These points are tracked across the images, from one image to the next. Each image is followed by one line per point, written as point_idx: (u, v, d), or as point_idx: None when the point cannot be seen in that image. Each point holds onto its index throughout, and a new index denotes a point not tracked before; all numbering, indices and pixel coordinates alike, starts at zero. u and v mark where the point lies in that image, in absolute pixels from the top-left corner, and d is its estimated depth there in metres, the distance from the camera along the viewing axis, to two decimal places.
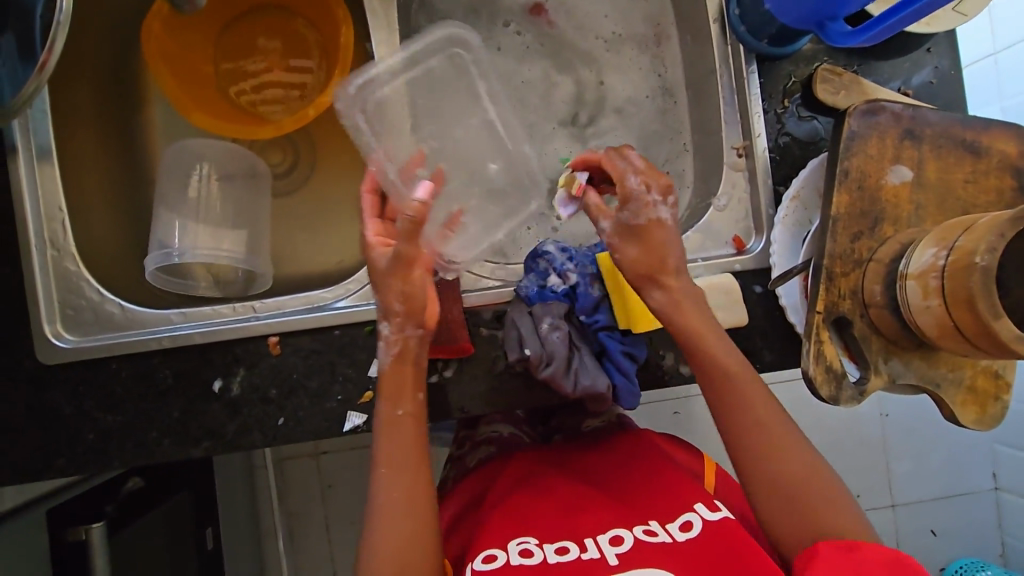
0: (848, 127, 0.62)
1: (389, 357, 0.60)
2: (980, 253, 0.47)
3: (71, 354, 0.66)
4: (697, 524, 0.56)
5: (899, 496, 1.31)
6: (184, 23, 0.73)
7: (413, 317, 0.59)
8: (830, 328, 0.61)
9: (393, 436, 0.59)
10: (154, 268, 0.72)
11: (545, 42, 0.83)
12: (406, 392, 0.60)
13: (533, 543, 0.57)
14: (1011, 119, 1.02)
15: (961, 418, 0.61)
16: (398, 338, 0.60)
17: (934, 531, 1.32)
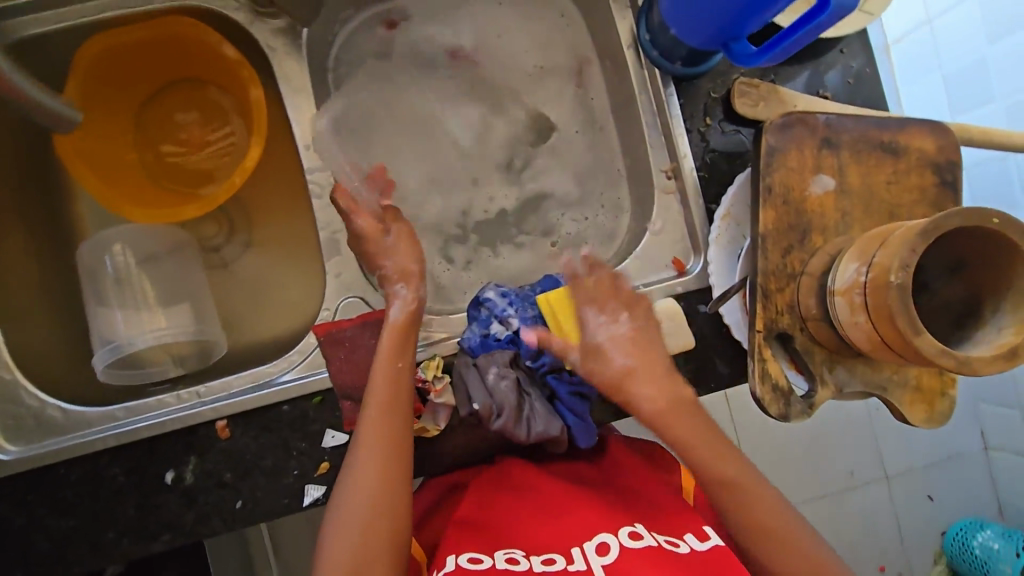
0: (767, 143, 0.61)
1: (403, 313, 0.64)
2: (894, 270, 0.46)
3: (15, 466, 0.65)
4: (685, 548, 0.55)
5: (892, 467, 1.32)
6: (95, 118, 0.71)
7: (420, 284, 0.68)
8: (774, 344, 0.62)
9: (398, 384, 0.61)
10: (104, 366, 0.71)
11: (470, 82, 0.82)
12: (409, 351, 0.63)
13: (519, 552, 0.56)
14: (951, 88, 1.01)
15: (911, 418, 0.61)
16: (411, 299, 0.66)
17: (931, 497, 1.33)
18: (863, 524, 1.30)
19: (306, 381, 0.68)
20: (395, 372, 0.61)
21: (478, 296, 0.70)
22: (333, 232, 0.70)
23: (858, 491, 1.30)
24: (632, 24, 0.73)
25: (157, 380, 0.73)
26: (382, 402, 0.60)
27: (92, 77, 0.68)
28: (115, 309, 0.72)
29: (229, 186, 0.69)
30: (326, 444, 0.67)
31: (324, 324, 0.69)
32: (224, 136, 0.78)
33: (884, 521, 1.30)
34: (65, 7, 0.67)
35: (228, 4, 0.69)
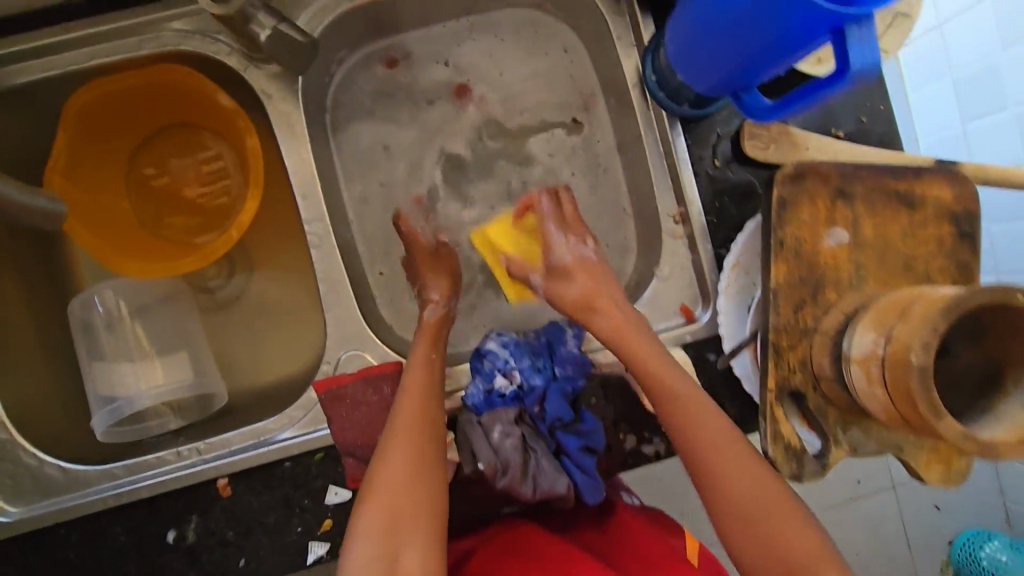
0: (777, 197, 0.59)
1: (435, 315, 0.69)
2: (915, 350, 0.44)
3: (15, 529, 0.64)
4: None
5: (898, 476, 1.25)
6: (88, 164, 0.69)
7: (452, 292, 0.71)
8: (786, 402, 0.60)
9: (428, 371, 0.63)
10: (105, 429, 0.69)
11: (469, 119, 0.79)
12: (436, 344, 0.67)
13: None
14: None
15: (926, 478, 0.60)
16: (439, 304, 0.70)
17: (936, 506, 1.27)
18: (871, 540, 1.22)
19: (306, 439, 0.67)
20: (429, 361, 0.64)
21: (480, 348, 0.68)
22: (333, 283, 0.69)
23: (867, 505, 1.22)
24: (638, 61, 0.69)
25: (156, 433, 0.72)
26: (414, 386, 0.61)
27: (82, 125, 0.67)
28: (111, 367, 0.70)
29: (225, 239, 0.68)
30: (329, 501, 0.66)
31: (324, 380, 0.67)
32: (219, 180, 0.76)
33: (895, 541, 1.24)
34: (53, 56, 0.65)
35: (220, 49, 0.67)
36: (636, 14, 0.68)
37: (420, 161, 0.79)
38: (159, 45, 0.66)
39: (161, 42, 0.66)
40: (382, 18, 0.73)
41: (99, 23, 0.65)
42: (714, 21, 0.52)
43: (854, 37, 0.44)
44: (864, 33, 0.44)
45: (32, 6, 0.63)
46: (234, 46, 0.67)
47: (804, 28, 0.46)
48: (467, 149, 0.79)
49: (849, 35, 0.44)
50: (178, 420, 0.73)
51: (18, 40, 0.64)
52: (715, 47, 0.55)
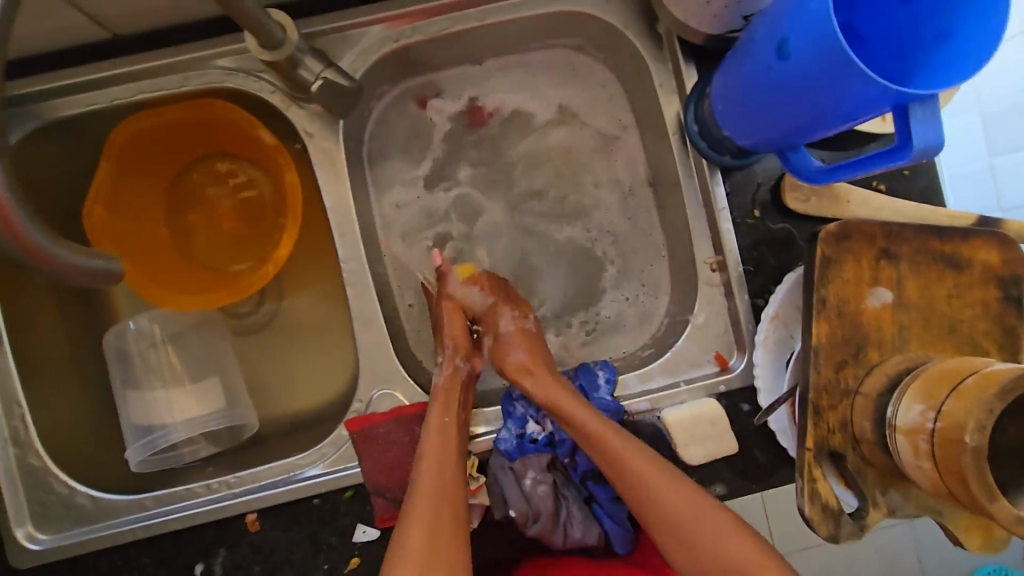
0: (821, 255, 0.59)
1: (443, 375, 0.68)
2: (969, 431, 0.44)
3: (45, 557, 0.65)
4: None
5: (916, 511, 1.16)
6: (127, 194, 0.70)
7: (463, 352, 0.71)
8: (825, 462, 0.59)
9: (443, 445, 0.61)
10: (141, 459, 0.70)
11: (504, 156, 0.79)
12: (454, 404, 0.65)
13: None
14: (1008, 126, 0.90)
15: (967, 545, 0.58)
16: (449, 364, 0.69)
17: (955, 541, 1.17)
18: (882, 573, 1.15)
19: (336, 476, 0.66)
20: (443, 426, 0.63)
21: (510, 392, 0.69)
22: (367, 321, 0.69)
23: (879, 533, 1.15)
24: (680, 109, 0.69)
25: (189, 460, 0.73)
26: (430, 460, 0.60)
27: (124, 156, 0.68)
28: (145, 401, 0.70)
29: (262, 274, 0.68)
30: (356, 539, 0.66)
31: (357, 418, 0.68)
32: (255, 210, 0.76)
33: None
34: (98, 90, 0.65)
35: (264, 87, 0.67)
36: (679, 62, 0.68)
37: (454, 195, 0.78)
38: (204, 81, 0.66)
39: (206, 79, 0.66)
40: (423, 56, 0.72)
41: (144, 59, 0.65)
42: (769, 87, 0.52)
43: (917, 116, 0.44)
44: (928, 111, 0.44)
45: (82, 41, 0.64)
46: (278, 85, 0.67)
47: (864, 103, 0.46)
48: (502, 184, 0.79)
49: (912, 114, 0.44)
50: (211, 446, 0.74)
51: (64, 74, 0.64)
52: (766, 110, 0.55)
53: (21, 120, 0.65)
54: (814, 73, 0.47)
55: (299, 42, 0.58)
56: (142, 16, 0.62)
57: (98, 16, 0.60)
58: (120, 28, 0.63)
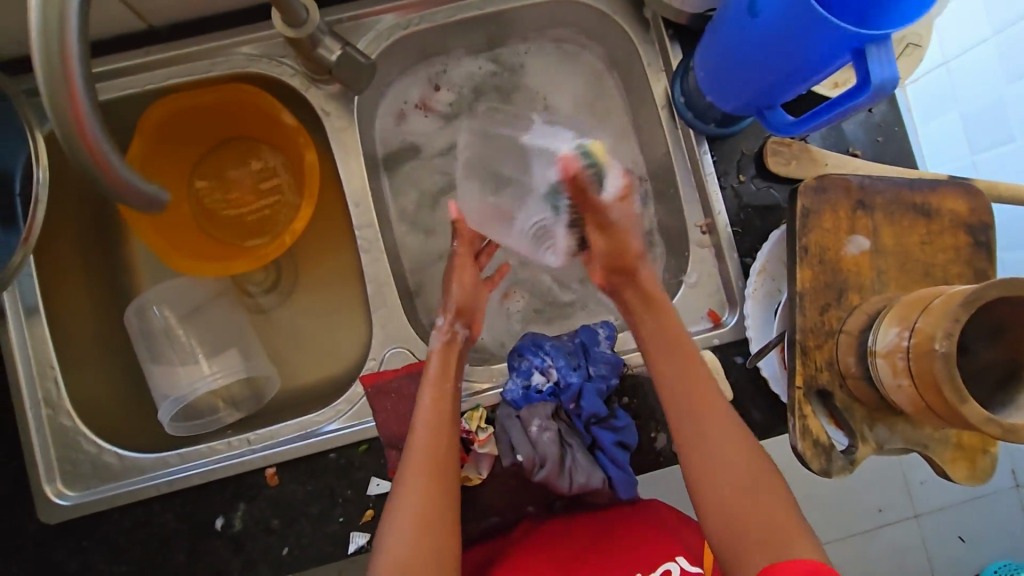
0: (801, 206, 0.64)
1: (440, 341, 0.68)
2: (938, 339, 0.48)
3: (72, 512, 0.67)
4: None
5: (921, 505, 1.16)
6: (155, 168, 0.75)
7: (463, 317, 0.70)
8: (814, 401, 0.63)
9: (442, 406, 0.63)
10: (169, 420, 0.73)
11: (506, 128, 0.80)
12: (450, 373, 0.66)
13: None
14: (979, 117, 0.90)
15: (952, 475, 0.62)
16: (448, 330, 0.69)
17: (962, 537, 1.17)
18: (886, 566, 1.15)
19: (351, 431, 0.70)
20: (441, 392, 0.64)
21: (516, 347, 0.71)
22: (381, 285, 0.73)
23: (883, 527, 1.15)
24: (667, 86, 0.75)
25: (216, 426, 0.76)
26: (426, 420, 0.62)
27: (157, 133, 0.73)
28: (175, 364, 0.75)
29: (278, 244, 0.72)
30: (370, 491, 0.68)
31: (370, 374, 0.72)
32: (274, 189, 0.81)
33: (913, 558, 1.15)
34: (133, 75, 0.72)
35: (285, 71, 0.73)
36: (666, 43, 0.75)
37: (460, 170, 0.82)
38: (232, 66, 0.72)
39: (232, 64, 0.72)
40: (431, 40, 0.77)
41: (176, 47, 0.71)
42: (742, 48, 0.58)
43: (873, 56, 0.49)
44: (883, 53, 0.50)
45: (121, 31, 0.70)
46: (298, 68, 0.73)
47: (828, 52, 0.52)
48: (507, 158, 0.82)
49: (869, 55, 0.49)
50: (235, 411, 0.76)
51: (102, 61, 0.71)
52: (741, 70, 0.60)
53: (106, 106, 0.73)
54: (780, 28, 0.52)
55: (319, 23, 0.64)
56: (178, 7, 0.69)
57: (139, 8, 0.67)
58: (155, 18, 0.70)
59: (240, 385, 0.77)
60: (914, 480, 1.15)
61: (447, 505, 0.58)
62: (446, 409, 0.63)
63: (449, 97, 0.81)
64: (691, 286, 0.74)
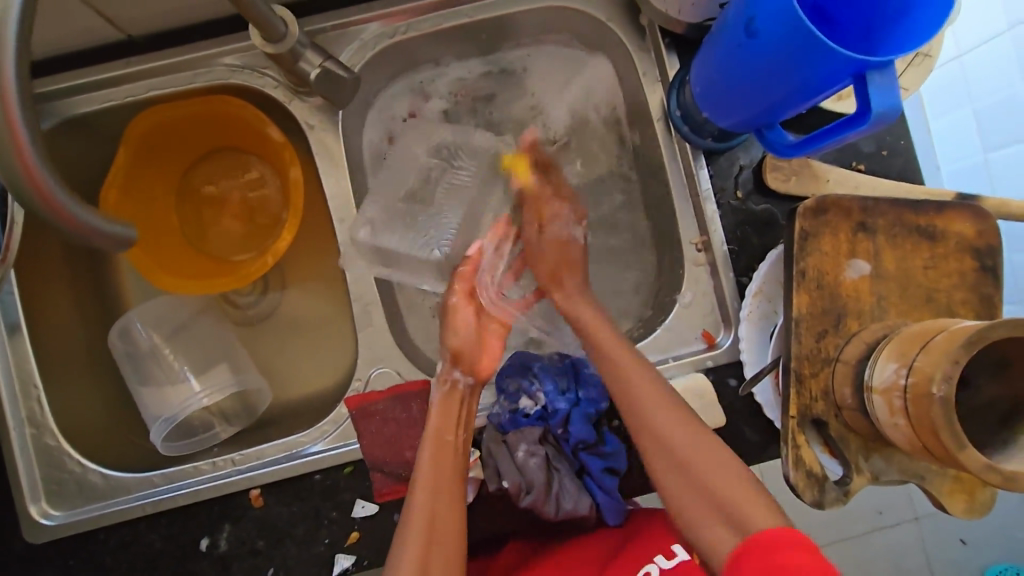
0: (799, 229, 0.61)
1: (439, 393, 0.66)
2: (936, 382, 0.46)
3: (58, 532, 0.67)
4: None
5: (923, 507, 1.14)
6: (140, 183, 0.74)
7: (463, 363, 0.69)
8: (808, 429, 0.61)
9: (445, 460, 0.61)
10: (161, 440, 0.73)
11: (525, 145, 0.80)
12: (453, 420, 0.64)
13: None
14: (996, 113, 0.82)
15: (950, 508, 0.60)
16: (447, 379, 0.67)
17: (963, 540, 1.15)
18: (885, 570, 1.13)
19: (337, 452, 0.69)
20: (444, 445, 0.62)
21: (504, 369, 0.71)
22: (366, 303, 0.72)
23: (885, 530, 1.13)
24: (663, 96, 0.72)
25: (214, 442, 0.75)
26: (430, 472, 0.60)
27: (142, 146, 0.72)
28: (165, 385, 0.74)
29: (261, 264, 0.71)
30: (356, 513, 0.67)
31: (356, 396, 0.70)
32: (262, 202, 0.80)
33: (912, 563, 1.14)
34: (112, 88, 0.70)
35: (267, 83, 0.71)
36: (662, 52, 0.72)
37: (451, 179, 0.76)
38: (213, 78, 0.70)
39: (213, 76, 0.70)
40: (419, 48, 0.74)
41: (155, 58, 0.69)
42: (740, 66, 0.55)
43: (875, 83, 0.47)
44: (886, 79, 0.47)
45: (98, 43, 0.68)
46: (281, 80, 0.71)
47: (828, 75, 0.49)
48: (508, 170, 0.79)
49: (871, 82, 0.47)
50: (228, 425, 0.76)
51: (80, 74, 0.69)
52: (738, 89, 0.58)
53: (90, 124, 0.72)
54: (778, 49, 0.50)
55: (300, 36, 0.62)
56: (155, 18, 0.66)
57: (115, 19, 0.65)
58: (134, 29, 0.67)
59: (230, 399, 0.77)
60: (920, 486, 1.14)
61: (456, 542, 0.58)
62: (449, 460, 0.61)
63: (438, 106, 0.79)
64: (687, 304, 0.72)
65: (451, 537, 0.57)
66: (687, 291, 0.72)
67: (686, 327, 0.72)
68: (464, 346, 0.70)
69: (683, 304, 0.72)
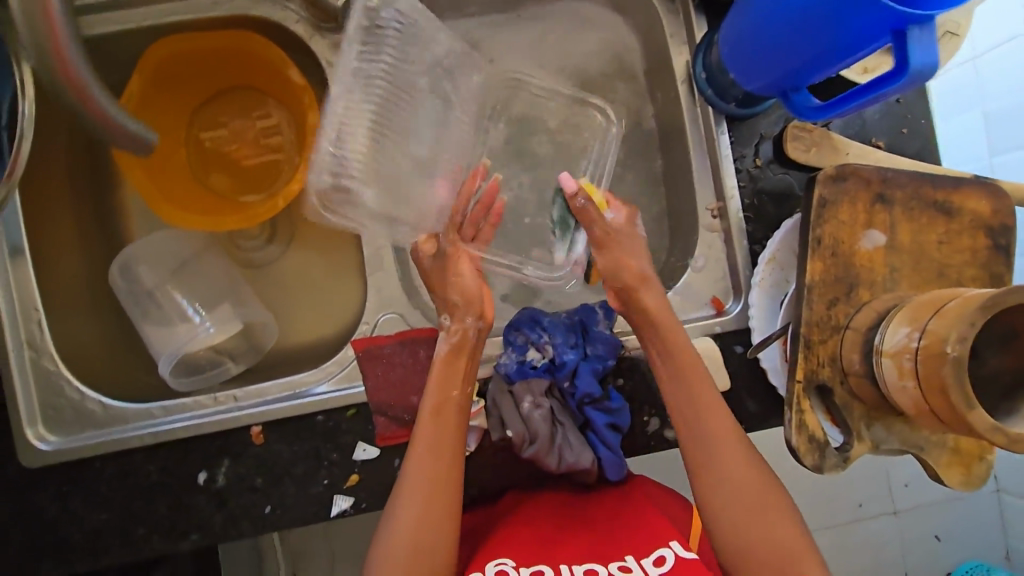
0: (818, 196, 0.62)
1: (447, 345, 0.65)
2: (950, 343, 0.47)
3: (54, 457, 0.66)
4: (670, 561, 0.58)
5: (902, 502, 1.17)
6: (152, 112, 0.72)
7: (470, 308, 0.66)
8: (812, 395, 0.61)
9: (446, 423, 0.61)
10: (168, 373, 0.72)
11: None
12: (459, 379, 0.64)
13: (510, 565, 0.59)
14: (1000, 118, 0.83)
15: (946, 480, 0.61)
16: (458, 330, 0.66)
17: (938, 536, 1.18)
18: (865, 560, 1.16)
19: (340, 394, 0.69)
20: (450, 404, 0.62)
21: (513, 321, 0.70)
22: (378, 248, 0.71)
23: (867, 522, 1.16)
24: (689, 59, 0.72)
25: (220, 381, 0.74)
26: (430, 436, 0.61)
27: (157, 74, 0.70)
28: (170, 321, 0.73)
29: (272, 206, 0.69)
30: (357, 456, 0.67)
31: (363, 338, 0.70)
32: (275, 146, 0.78)
33: (889, 554, 1.16)
34: (128, 9, 0.68)
35: (289, 17, 0.70)
36: (691, 14, 0.71)
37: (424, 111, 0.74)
38: (234, 7, 0.69)
39: (234, 5, 0.69)
40: None
41: None
42: (774, 23, 0.55)
43: (915, 38, 0.47)
44: (925, 35, 0.47)
45: None
46: (303, 14, 0.70)
47: (866, 30, 0.49)
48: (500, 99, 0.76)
49: (910, 37, 0.47)
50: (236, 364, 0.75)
51: None
52: (770, 47, 0.57)
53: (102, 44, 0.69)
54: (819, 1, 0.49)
55: None
56: None
57: None
58: None
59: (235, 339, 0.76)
60: (901, 482, 1.16)
61: (447, 510, 0.59)
62: (450, 416, 0.62)
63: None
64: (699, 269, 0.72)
65: (450, 501, 0.60)
66: (698, 257, 0.73)
67: (698, 291, 0.72)
68: (470, 292, 0.67)
69: (696, 268, 0.72)
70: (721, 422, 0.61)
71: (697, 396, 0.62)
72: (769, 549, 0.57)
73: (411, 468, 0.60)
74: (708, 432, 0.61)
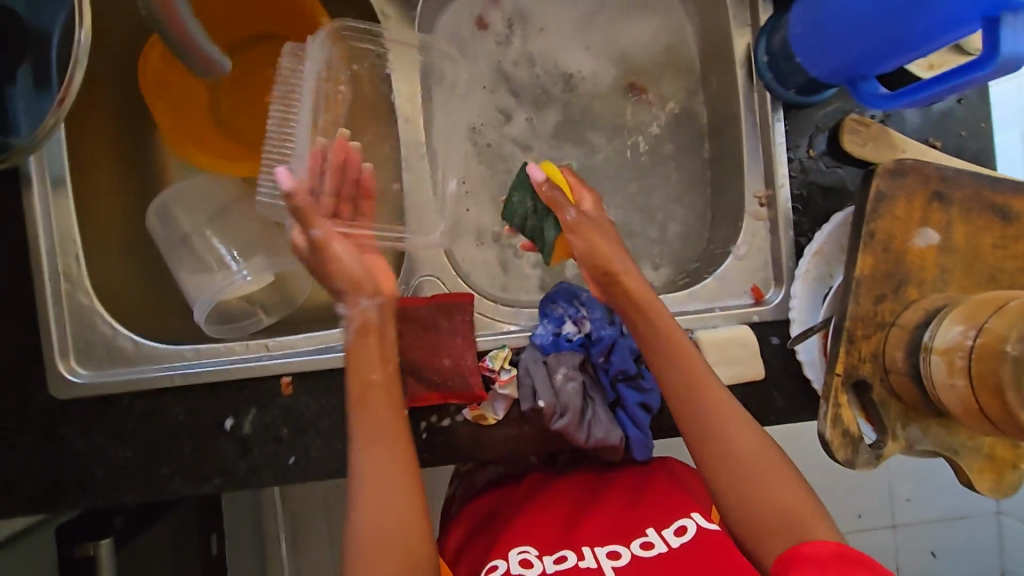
0: (876, 188, 0.61)
1: (353, 331, 0.63)
2: (1012, 341, 0.46)
3: (84, 389, 0.67)
4: (691, 530, 0.58)
5: (901, 517, 1.16)
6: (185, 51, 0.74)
7: (364, 287, 0.64)
8: (850, 391, 0.61)
9: (383, 401, 0.60)
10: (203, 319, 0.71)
11: (583, 96, 0.82)
12: (376, 359, 0.61)
13: (533, 553, 0.58)
14: None
15: (978, 486, 0.60)
16: (358, 313, 0.63)
17: (933, 553, 1.17)
18: None
19: None
20: (385, 377, 0.61)
21: (551, 294, 0.70)
22: None
23: (863, 533, 1.15)
24: (750, 42, 0.71)
25: (254, 330, 0.74)
26: (379, 413, 0.59)
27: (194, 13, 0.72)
28: (206, 267, 0.73)
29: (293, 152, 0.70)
30: None
31: (399, 299, 0.69)
32: None
33: (883, 566, 1.16)
34: None
35: None
36: None
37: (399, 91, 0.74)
38: None
39: None
40: None
41: None
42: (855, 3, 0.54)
43: (1007, 25, 0.46)
44: (1018, 23, 0.46)
45: None
46: None
47: (956, 14, 0.48)
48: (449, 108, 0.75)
49: (1003, 24, 0.46)
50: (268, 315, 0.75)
51: None
52: (846, 29, 0.56)
53: None
54: None
55: None
56: None
57: None
58: None
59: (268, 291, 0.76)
60: (901, 497, 1.16)
61: (409, 496, 0.57)
62: (387, 396, 0.60)
63: (505, 15, 0.80)
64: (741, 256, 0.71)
65: (405, 484, 0.57)
66: (741, 245, 0.72)
67: (738, 278, 0.71)
68: (358, 272, 0.64)
69: (738, 256, 0.71)
70: (717, 398, 0.59)
71: (702, 385, 0.59)
72: (784, 534, 0.53)
73: (360, 459, 0.57)
74: (703, 407, 0.59)
